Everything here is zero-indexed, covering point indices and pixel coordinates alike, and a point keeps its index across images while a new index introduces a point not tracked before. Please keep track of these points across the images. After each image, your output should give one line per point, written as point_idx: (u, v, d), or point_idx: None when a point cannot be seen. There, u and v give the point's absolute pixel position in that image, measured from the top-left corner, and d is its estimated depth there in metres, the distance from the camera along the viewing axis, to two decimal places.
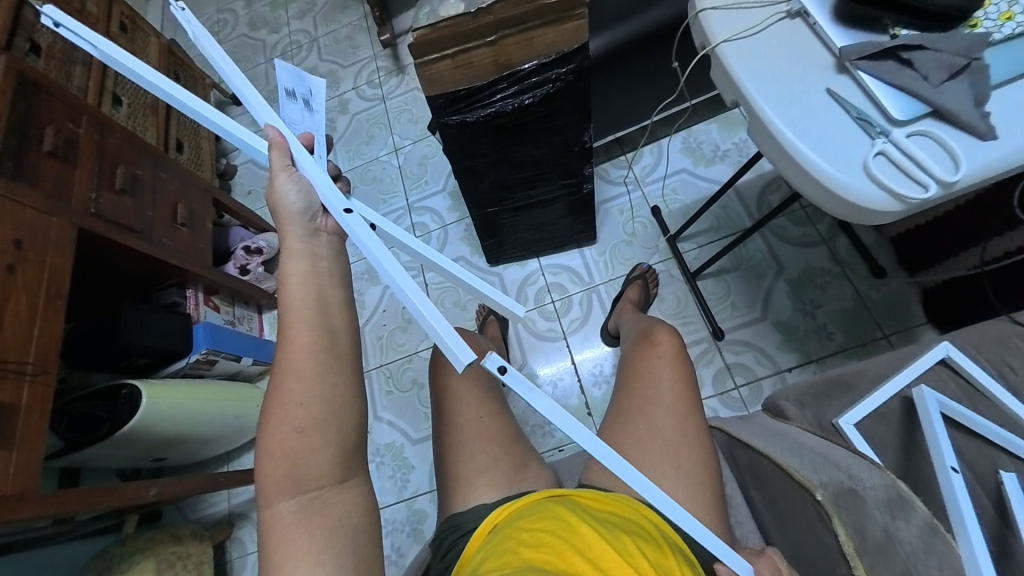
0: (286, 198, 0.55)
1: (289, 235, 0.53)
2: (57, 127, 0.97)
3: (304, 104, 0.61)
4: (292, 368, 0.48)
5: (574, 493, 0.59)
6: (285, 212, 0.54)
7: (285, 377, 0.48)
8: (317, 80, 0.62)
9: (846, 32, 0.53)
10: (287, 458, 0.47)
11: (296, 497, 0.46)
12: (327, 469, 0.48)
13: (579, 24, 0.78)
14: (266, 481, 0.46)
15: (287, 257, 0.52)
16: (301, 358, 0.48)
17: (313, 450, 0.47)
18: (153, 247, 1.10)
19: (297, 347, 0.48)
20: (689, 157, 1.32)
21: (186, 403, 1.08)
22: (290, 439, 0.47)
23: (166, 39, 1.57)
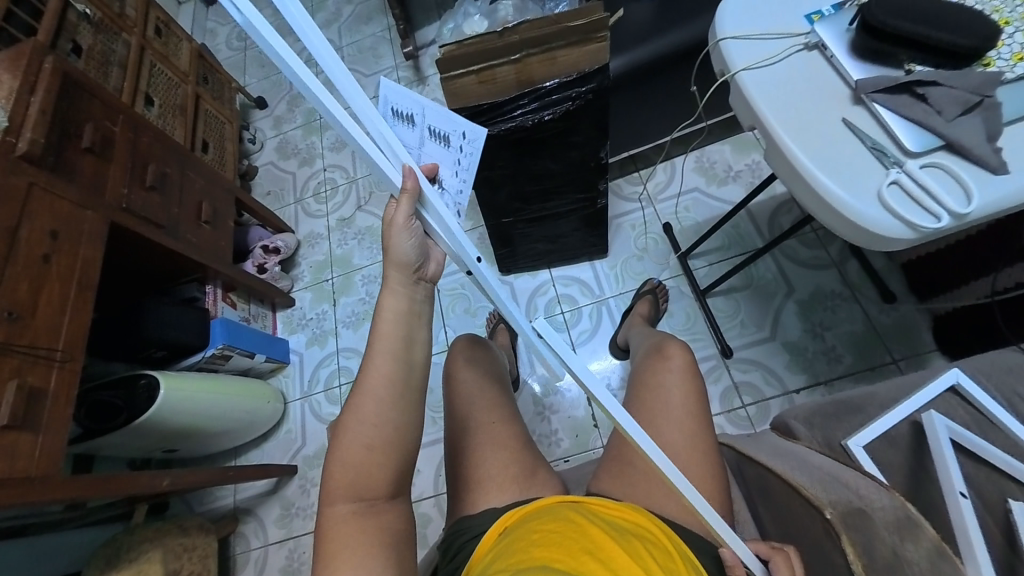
0: (401, 247, 0.56)
1: (391, 280, 0.56)
2: (96, 125, 1.01)
3: (445, 142, 0.60)
4: (372, 393, 0.53)
5: (587, 499, 0.60)
6: (395, 259, 0.56)
7: (363, 398, 0.53)
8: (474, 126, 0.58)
9: (863, 66, 0.55)
10: (354, 469, 0.52)
11: (356, 502, 0.52)
12: (372, 476, 0.52)
13: (601, 46, 0.82)
14: (334, 483, 0.52)
15: (387, 293, 0.56)
16: (381, 385, 0.53)
17: (375, 465, 0.52)
18: (176, 242, 1.13)
19: (381, 375, 0.53)
20: (701, 176, 1.34)
21: (199, 395, 1.10)
22: (358, 454, 0.52)
23: (197, 44, 1.63)
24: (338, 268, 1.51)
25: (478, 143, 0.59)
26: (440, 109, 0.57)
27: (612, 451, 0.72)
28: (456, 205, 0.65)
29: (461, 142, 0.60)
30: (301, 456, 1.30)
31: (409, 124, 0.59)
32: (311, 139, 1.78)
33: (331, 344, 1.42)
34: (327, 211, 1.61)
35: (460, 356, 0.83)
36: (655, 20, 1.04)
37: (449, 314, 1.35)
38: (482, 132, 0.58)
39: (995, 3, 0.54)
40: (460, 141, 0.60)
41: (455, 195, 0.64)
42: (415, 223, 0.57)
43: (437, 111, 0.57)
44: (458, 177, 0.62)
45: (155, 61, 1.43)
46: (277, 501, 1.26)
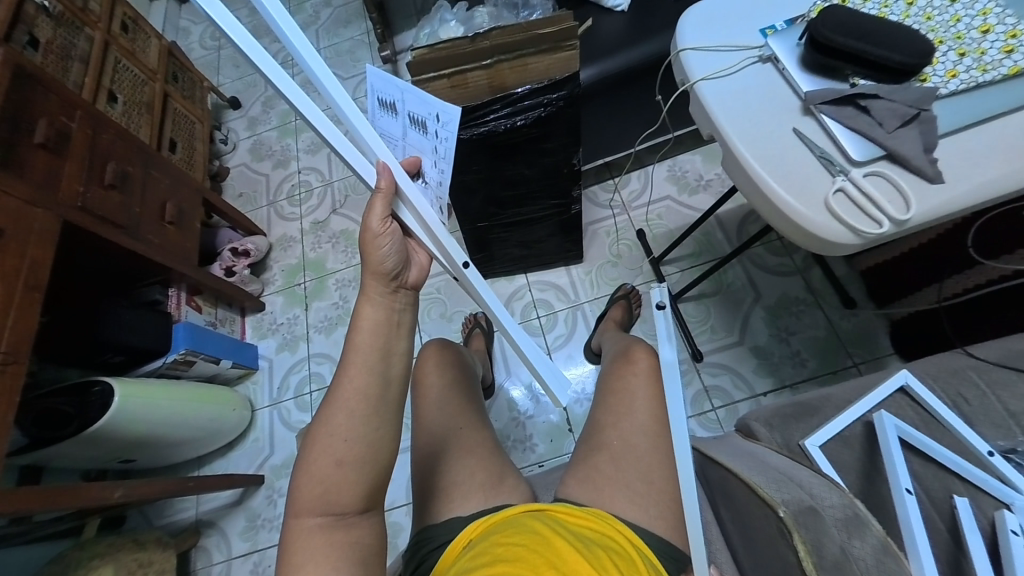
0: (379, 254, 0.56)
1: (369, 289, 0.55)
2: (51, 120, 0.97)
3: (423, 128, 0.58)
4: (345, 403, 0.51)
5: (549, 507, 0.60)
6: (373, 267, 0.55)
7: (335, 410, 0.51)
8: (449, 107, 0.54)
9: (813, 79, 0.57)
10: (324, 482, 0.49)
11: (324, 516, 0.49)
12: (330, 490, 0.49)
13: (570, 55, 0.84)
14: (302, 494, 0.50)
15: (364, 301, 0.54)
16: (356, 400, 0.51)
17: (333, 479, 0.50)
18: (136, 243, 1.09)
19: (356, 389, 0.51)
20: (674, 185, 1.37)
21: (158, 404, 1.05)
22: (326, 467, 0.50)
23: (167, 42, 1.60)
24: (312, 272, 1.48)
25: (452, 126, 0.56)
26: (418, 92, 0.55)
27: (580, 454, 0.71)
28: (438, 198, 0.65)
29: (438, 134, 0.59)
30: (269, 465, 1.26)
31: (392, 113, 0.58)
32: (286, 140, 1.74)
33: (302, 349, 1.38)
34: (302, 214, 1.58)
35: (428, 360, 0.83)
36: (626, 32, 1.07)
37: (425, 319, 1.34)
38: (455, 113, 0.55)
39: (931, 23, 0.57)
40: (436, 125, 0.57)
41: (437, 187, 0.65)
42: (393, 224, 0.57)
43: (416, 96, 0.56)
44: (436, 167, 0.61)
45: (120, 57, 1.39)
46: (242, 513, 1.21)
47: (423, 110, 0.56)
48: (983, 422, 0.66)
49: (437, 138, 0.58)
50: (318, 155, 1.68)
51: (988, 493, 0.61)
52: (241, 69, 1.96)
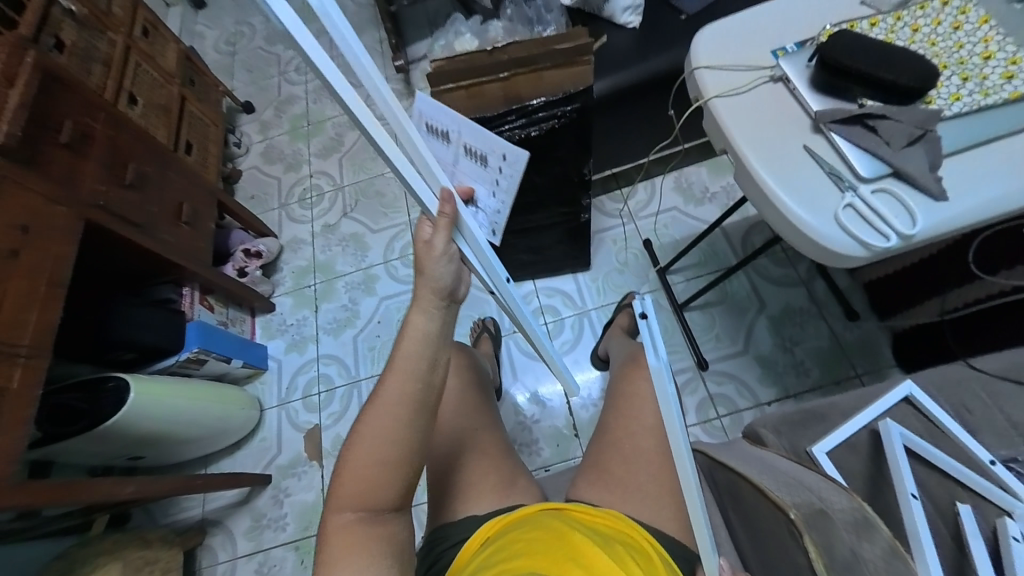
0: (435, 271, 0.55)
1: (421, 299, 0.55)
2: (75, 121, 0.99)
3: (482, 163, 0.80)
4: (388, 408, 0.52)
5: (566, 506, 0.61)
6: (428, 280, 0.55)
7: (380, 411, 0.52)
8: (513, 146, 0.76)
9: (822, 99, 0.60)
10: (363, 480, 0.51)
11: (358, 511, 0.51)
12: (359, 487, 0.51)
13: (584, 69, 0.88)
14: (339, 491, 0.51)
15: (416, 311, 0.55)
16: (397, 406, 0.52)
17: (364, 475, 0.51)
18: (152, 242, 1.10)
19: (398, 396, 0.52)
20: (680, 196, 1.40)
21: (169, 401, 1.06)
22: (362, 466, 0.51)
23: (185, 47, 1.63)
24: (321, 274, 1.50)
25: (516, 163, 0.80)
26: (477, 129, 0.75)
27: (591, 456, 0.73)
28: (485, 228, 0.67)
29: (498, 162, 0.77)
30: (275, 465, 1.27)
31: (445, 141, 0.77)
32: (298, 144, 1.77)
33: (310, 350, 1.40)
34: (312, 217, 1.61)
35: None
36: (637, 47, 1.10)
37: None
38: (518, 151, 0.77)
39: (935, 49, 0.60)
40: (498, 161, 0.79)
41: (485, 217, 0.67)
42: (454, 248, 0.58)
43: (473, 131, 0.76)
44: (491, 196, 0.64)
45: (140, 61, 1.42)
46: (248, 512, 1.22)
47: (488, 151, 0.78)
48: (985, 432, 0.68)
49: (496, 176, 0.80)
50: (330, 159, 1.70)
51: (990, 501, 0.62)
52: (254, 73, 1.99)
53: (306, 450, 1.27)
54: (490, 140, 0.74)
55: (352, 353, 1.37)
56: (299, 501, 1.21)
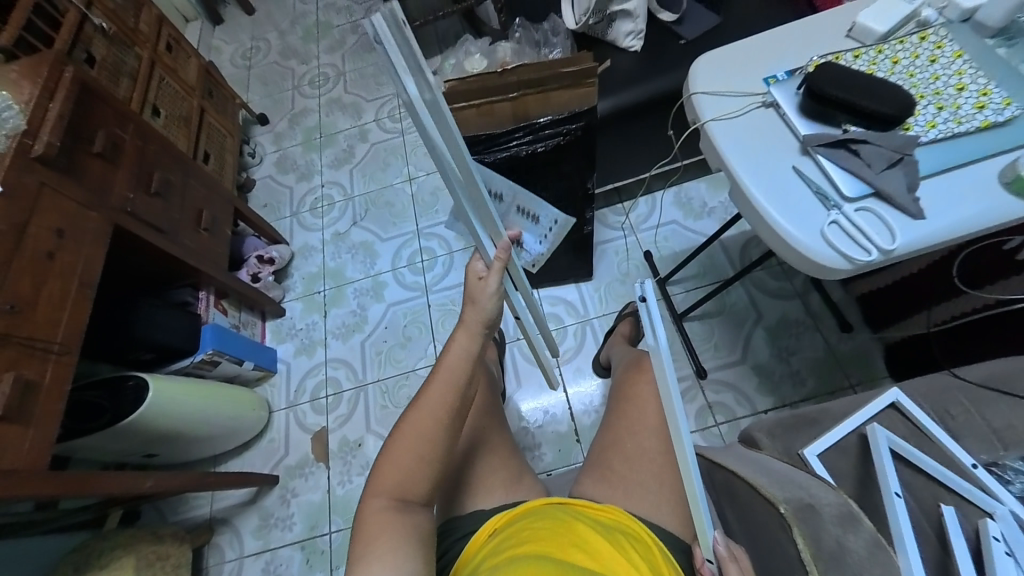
0: (486, 296, 0.63)
1: (469, 320, 0.62)
2: (107, 132, 1.05)
3: (531, 219, 1.14)
4: (431, 413, 0.58)
5: (572, 501, 0.64)
6: (478, 304, 0.62)
7: (425, 411, 0.58)
8: (566, 217, 0.99)
9: (810, 124, 0.65)
10: (402, 470, 0.56)
11: (393, 499, 0.55)
12: (394, 478, 0.56)
13: (590, 91, 0.93)
14: (378, 481, 0.56)
15: (463, 330, 0.62)
16: (440, 410, 0.58)
17: (401, 468, 0.56)
18: (175, 247, 1.15)
19: (438, 401, 0.58)
20: (680, 210, 1.45)
21: (185, 400, 1.10)
22: (405, 460, 0.57)
23: (205, 61, 1.70)
24: (331, 280, 1.55)
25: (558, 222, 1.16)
26: (533, 197, 1.09)
27: (594, 456, 0.76)
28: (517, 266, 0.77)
29: (551, 224, 0.98)
30: (283, 466, 1.29)
31: None
32: (310, 155, 1.83)
33: (319, 354, 1.44)
34: (323, 225, 1.66)
35: None
36: (639, 69, 1.16)
37: (440, 329, 1.40)
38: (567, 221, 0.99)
39: (913, 80, 0.66)
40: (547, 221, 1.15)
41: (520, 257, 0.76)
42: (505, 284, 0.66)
43: (526, 196, 1.09)
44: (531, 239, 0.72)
45: (164, 74, 1.49)
46: (256, 512, 1.24)
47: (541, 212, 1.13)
48: (969, 437, 0.72)
49: (546, 231, 1.00)
50: (341, 170, 1.76)
51: (972, 502, 0.66)
52: (270, 86, 2.07)
53: (314, 451, 1.30)
54: (549, 208, 0.95)
55: (360, 357, 1.41)
56: (306, 502, 1.23)
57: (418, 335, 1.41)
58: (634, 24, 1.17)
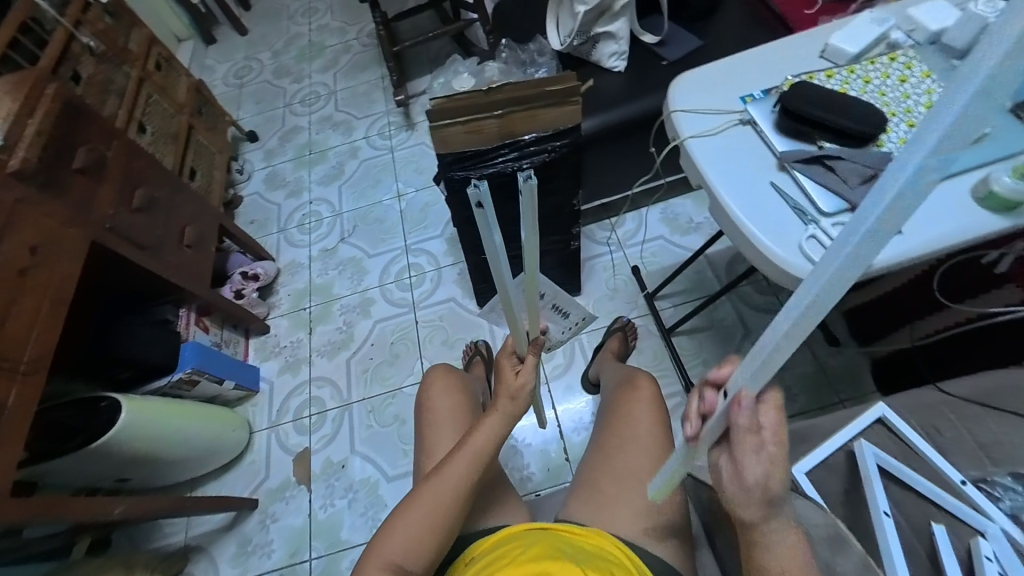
0: (513, 383, 0.66)
1: (500, 406, 0.65)
2: (91, 148, 1.04)
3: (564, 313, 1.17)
4: (446, 486, 0.61)
5: (550, 525, 0.62)
6: (507, 391, 0.65)
7: (440, 483, 0.61)
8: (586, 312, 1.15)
9: (787, 141, 0.66)
10: (409, 537, 0.59)
11: (391, 567, 0.57)
12: (402, 545, 0.58)
13: (574, 109, 0.94)
14: (385, 545, 0.59)
15: (493, 416, 0.65)
16: (449, 492, 0.61)
17: (408, 534, 0.59)
18: (157, 264, 1.14)
19: (455, 479, 0.62)
20: (667, 226, 1.46)
21: (161, 421, 1.06)
22: (411, 527, 0.59)
23: (196, 79, 1.71)
24: (318, 297, 1.53)
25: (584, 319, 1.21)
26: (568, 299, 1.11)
27: (581, 476, 0.74)
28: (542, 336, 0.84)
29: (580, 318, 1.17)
30: (264, 489, 1.25)
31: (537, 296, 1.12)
32: (300, 172, 1.83)
33: (304, 372, 1.40)
34: (311, 241, 1.65)
35: (434, 383, 0.86)
36: (624, 89, 1.19)
37: (427, 345, 1.38)
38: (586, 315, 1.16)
39: (885, 99, 0.67)
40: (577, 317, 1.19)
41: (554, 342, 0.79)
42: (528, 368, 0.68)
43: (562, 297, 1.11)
44: None
45: (153, 92, 1.49)
46: (233, 538, 1.19)
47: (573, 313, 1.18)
48: (956, 453, 0.71)
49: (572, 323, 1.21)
50: (331, 186, 1.76)
51: (964, 521, 0.64)
52: (262, 104, 2.08)
53: (296, 472, 1.26)
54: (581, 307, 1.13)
55: (346, 375, 1.38)
56: (287, 527, 1.19)
57: (405, 352, 1.39)
58: (618, 46, 1.20)
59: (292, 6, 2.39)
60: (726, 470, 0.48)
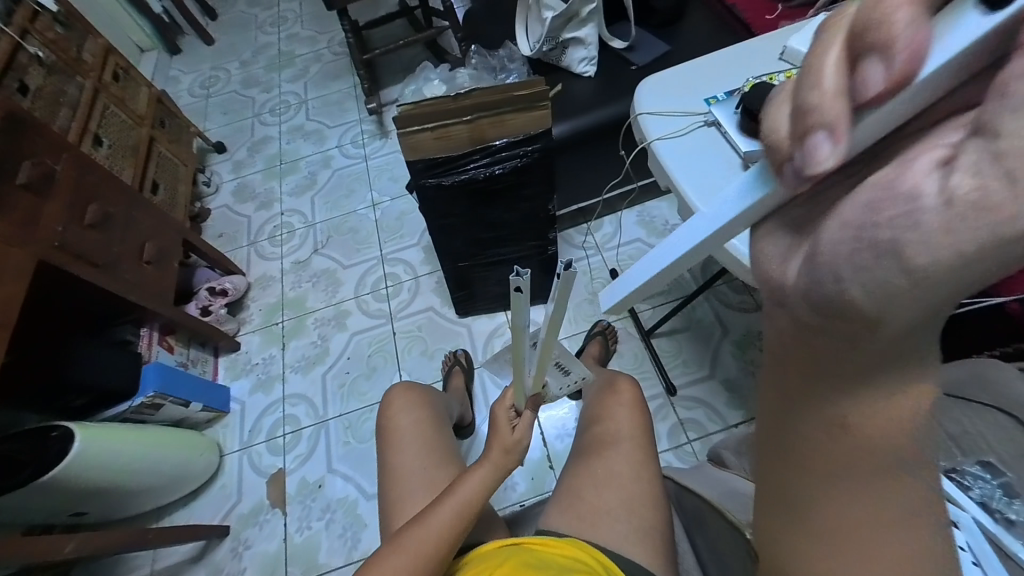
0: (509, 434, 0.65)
1: (494, 457, 0.64)
2: (36, 162, 0.99)
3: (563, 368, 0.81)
4: (429, 532, 0.58)
5: (525, 540, 0.61)
6: (502, 438, 0.65)
7: (424, 529, 0.58)
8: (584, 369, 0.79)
9: (752, 142, 0.67)
10: None
11: None
12: None
13: (544, 114, 0.93)
14: None
15: (481, 466, 0.63)
16: (434, 544, 0.57)
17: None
18: (113, 282, 1.08)
19: (441, 527, 0.58)
20: (643, 228, 1.47)
21: (120, 448, 1.00)
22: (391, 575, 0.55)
23: (157, 89, 1.65)
24: (291, 311, 1.48)
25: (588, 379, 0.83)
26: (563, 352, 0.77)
27: (562, 486, 0.72)
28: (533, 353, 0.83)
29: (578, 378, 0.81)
30: (235, 515, 1.19)
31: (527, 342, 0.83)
32: (270, 183, 1.78)
33: (277, 390, 1.35)
34: (282, 254, 1.60)
35: (396, 402, 0.83)
36: (595, 94, 1.19)
37: (405, 357, 1.35)
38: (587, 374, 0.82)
39: None
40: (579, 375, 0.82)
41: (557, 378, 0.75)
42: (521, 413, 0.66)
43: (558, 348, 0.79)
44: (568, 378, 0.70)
45: (110, 103, 1.43)
46: (203, 568, 1.13)
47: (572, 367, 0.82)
48: None
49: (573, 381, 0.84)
50: (303, 197, 1.72)
51: None
52: (229, 115, 2.02)
53: (269, 495, 1.20)
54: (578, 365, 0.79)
55: (321, 391, 1.33)
56: (261, 553, 1.13)
57: (382, 365, 1.35)
58: (587, 51, 1.21)
59: (259, 16, 2.35)
60: (893, 221, 0.24)
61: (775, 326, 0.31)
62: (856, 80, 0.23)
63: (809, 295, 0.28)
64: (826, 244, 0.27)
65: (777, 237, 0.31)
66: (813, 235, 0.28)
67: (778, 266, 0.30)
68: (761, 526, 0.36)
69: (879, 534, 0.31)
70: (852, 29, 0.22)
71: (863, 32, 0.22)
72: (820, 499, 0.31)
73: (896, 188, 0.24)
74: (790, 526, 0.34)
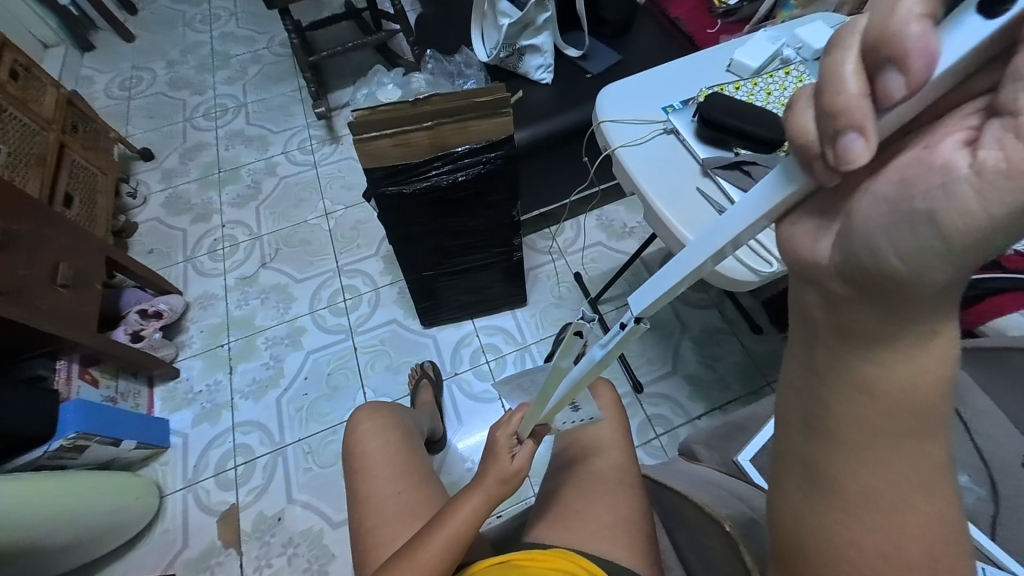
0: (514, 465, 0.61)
1: (487, 485, 0.60)
2: None
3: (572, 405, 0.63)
4: (415, 567, 0.56)
5: (514, 557, 0.59)
6: (499, 469, 0.61)
7: (410, 566, 0.56)
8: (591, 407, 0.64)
9: (708, 149, 0.70)
10: None
11: None
12: None
13: (506, 120, 0.92)
14: None
15: (469, 498, 0.60)
16: None
17: None
18: (20, 310, 0.94)
19: (427, 560, 0.56)
20: (604, 232, 1.50)
21: (36, 501, 0.87)
22: None
23: (67, 89, 1.46)
24: (239, 331, 1.36)
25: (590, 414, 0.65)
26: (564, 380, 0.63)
27: (545, 497, 0.72)
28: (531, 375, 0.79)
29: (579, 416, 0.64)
30: (182, 561, 1.08)
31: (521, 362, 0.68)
32: (208, 193, 1.64)
33: (225, 419, 1.24)
34: (225, 269, 1.48)
35: (363, 426, 0.78)
36: (553, 102, 1.21)
37: (369, 372, 1.29)
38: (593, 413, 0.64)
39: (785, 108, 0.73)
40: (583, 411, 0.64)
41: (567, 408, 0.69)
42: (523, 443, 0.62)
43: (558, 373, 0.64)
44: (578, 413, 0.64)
45: (9, 105, 1.25)
46: None
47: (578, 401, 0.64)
48: None
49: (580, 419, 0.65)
50: (246, 207, 1.60)
51: None
52: (155, 119, 1.84)
53: (222, 535, 1.10)
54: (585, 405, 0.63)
55: (277, 416, 1.24)
56: None
57: (344, 383, 1.28)
58: (543, 59, 1.22)
59: (187, 12, 2.16)
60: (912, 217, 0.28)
61: (806, 300, 0.35)
62: (876, 86, 0.26)
63: (851, 268, 0.31)
64: (861, 217, 0.30)
65: (807, 218, 0.33)
66: (844, 212, 0.31)
67: (810, 245, 0.33)
68: (786, 492, 0.39)
69: (899, 485, 0.35)
70: (866, 45, 0.26)
71: (877, 47, 0.26)
72: (850, 459, 0.36)
73: (927, 163, 0.27)
74: (817, 491, 0.37)
